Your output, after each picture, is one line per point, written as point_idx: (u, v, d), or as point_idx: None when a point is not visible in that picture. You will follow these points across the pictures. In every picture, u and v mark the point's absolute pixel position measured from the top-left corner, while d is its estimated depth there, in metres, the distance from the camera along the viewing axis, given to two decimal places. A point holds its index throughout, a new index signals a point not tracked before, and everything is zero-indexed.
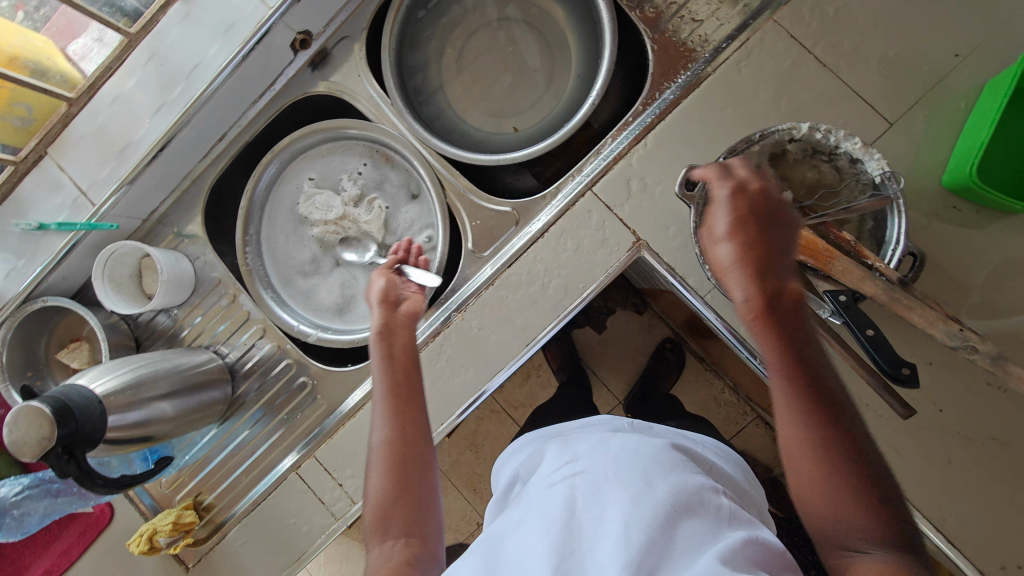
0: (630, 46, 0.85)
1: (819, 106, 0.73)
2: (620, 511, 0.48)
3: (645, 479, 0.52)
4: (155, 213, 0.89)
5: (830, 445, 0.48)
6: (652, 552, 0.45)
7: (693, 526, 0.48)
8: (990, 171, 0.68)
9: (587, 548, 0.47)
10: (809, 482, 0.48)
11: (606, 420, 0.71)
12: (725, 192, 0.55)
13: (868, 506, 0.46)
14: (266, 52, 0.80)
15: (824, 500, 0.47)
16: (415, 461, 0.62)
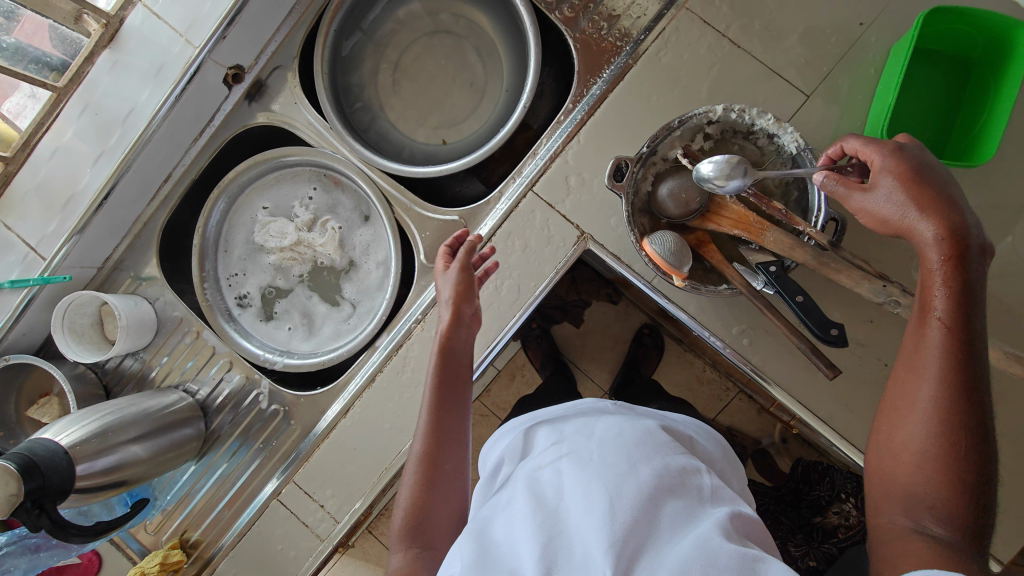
0: (557, 46, 0.87)
1: (739, 86, 0.75)
2: (603, 490, 0.48)
3: (627, 458, 0.52)
4: (110, 260, 0.90)
5: (967, 418, 0.42)
6: (634, 533, 0.46)
7: (671, 505, 0.49)
8: (903, 132, 0.71)
9: (572, 530, 0.47)
10: (914, 455, 0.43)
11: (589, 401, 0.70)
12: (885, 155, 0.52)
13: (970, 490, 0.41)
14: (199, 90, 0.81)
15: (907, 465, 0.44)
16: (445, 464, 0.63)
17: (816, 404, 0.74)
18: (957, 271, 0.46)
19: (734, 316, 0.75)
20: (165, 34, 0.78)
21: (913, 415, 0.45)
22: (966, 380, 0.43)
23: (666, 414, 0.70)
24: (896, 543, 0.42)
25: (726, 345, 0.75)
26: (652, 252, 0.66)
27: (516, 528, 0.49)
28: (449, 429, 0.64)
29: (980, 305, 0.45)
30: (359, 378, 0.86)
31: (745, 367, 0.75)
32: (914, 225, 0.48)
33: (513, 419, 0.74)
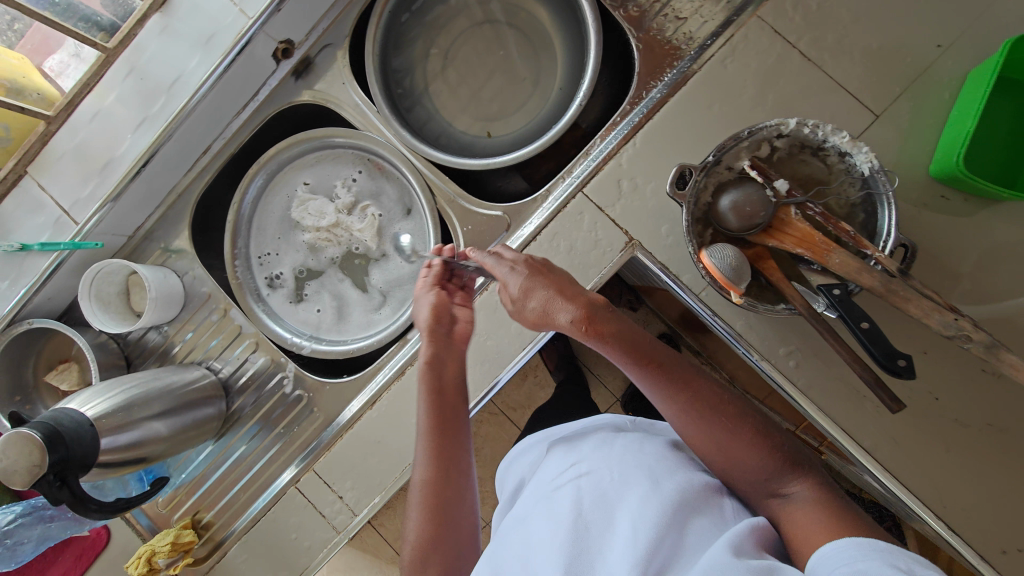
0: (616, 46, 0.85)
1: (806, 100, 0.73)
2: (628, 512, 0.48)
3: (650, 477, 0.51)
4: (141, 229, 0.88)
5: (738, 419, 0.55)
6: (662, 553, 0.44)
7: (698, 523, 0.48)
8: (975, 161, 0.68)
9: (601, 555, 0.47)
10: (736, 457, 0.53)
11: (609, 417, 0.70)
12: (506, 269, 0.66)
13: (796, 465, 0.52)
14: (248, 63, 0.79)
15: (740, 470, 0.53)
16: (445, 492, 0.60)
17: (859, 433, 0.72)
18: (623, 331, 0.59)
19: (782, 336, 0.73)
20: (219, 2, 0.75)
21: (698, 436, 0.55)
22: (683, 396, 0.56)
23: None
24: (788, 517, 0.50)
25: (772, 366, 0.73)
26: (710, 264, 0.64)
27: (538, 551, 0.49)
28: (453, 461, 0.62)
29: (659, 349, 0.60)
30: (387, 369, 0.84)
31: (789, 390, 0.73)
32: (561, 307, 0.61)
33: (529, 436, 0.75)
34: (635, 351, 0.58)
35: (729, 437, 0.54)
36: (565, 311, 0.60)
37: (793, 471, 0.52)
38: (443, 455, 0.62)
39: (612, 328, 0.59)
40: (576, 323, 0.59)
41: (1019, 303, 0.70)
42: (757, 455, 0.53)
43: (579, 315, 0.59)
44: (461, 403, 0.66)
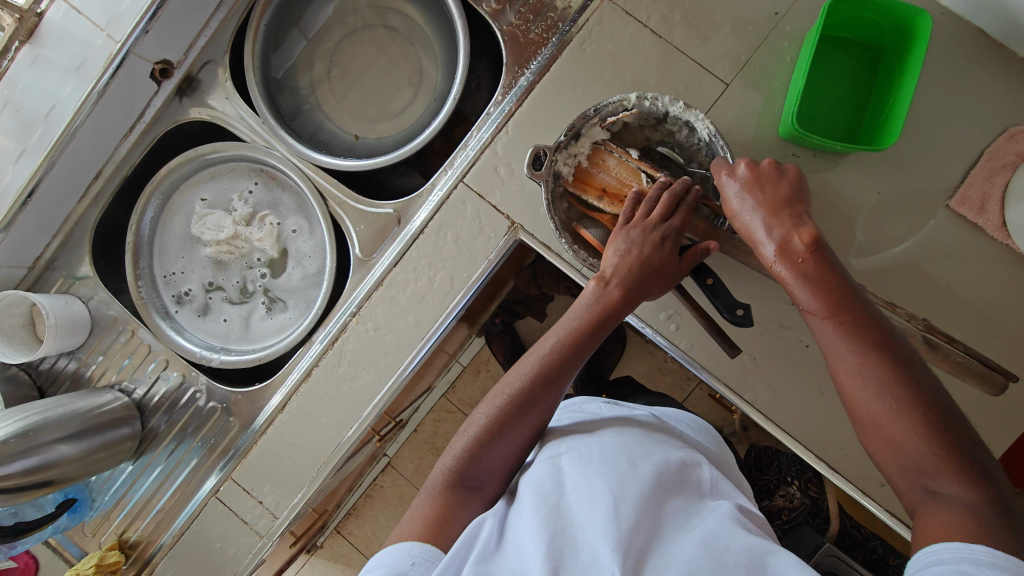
0: (489, 39, 0.88)
1: (662, 75, 0.77)
2: (607, 487, 0.49)
3: (629, 457, 0.53)
4: (42, 259, 0.89)
5: (902, 388, 0.46)
6: (639, 533, 0.46)
7: (672, 503, 0.50)
8: (817, 118, 0.72)
9: (578, 527, 0.47)
10: (878, 425, 0.47)
11: (580, 402, 0.69)
12: (726, 176, 0.60)
13: (945, 440, 0.45)
14: (125, 85, 0.80)
15: (895, 448, 0.46)
16: (530, 426, 0.58)
17: (741, 387, 0.75)
18: (803, 264, 0.52)
19: (661, 302, 0.77)
20: (86, 29, 0.77)
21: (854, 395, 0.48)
22: (871, 350, 0.48)
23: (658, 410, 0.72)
24: (927, 516, 0.44)
25: (654, 331, 0.76)
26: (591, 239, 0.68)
27: (521, 530, 0.49)
28: (554, 383, 0.59)
29: (844, 285, 0.50)
30: (297, 372, 0.86)
31: (673, 352, 0.77)
32: (758, 243, 0.56)
33: None
34: (824, 299, 0.50)
35: (894, 411, 0.46)
36: (767, 234, 0.55)
37: (941, 447, 0.44)
38: (550, 368, 0.59)
39: (814, 264, 0.52)
40: (776, 265, 0.54)
41: (874, 249, 0.75)
42: (921, 437, 0.45)
43: (780, 247, 0.53)
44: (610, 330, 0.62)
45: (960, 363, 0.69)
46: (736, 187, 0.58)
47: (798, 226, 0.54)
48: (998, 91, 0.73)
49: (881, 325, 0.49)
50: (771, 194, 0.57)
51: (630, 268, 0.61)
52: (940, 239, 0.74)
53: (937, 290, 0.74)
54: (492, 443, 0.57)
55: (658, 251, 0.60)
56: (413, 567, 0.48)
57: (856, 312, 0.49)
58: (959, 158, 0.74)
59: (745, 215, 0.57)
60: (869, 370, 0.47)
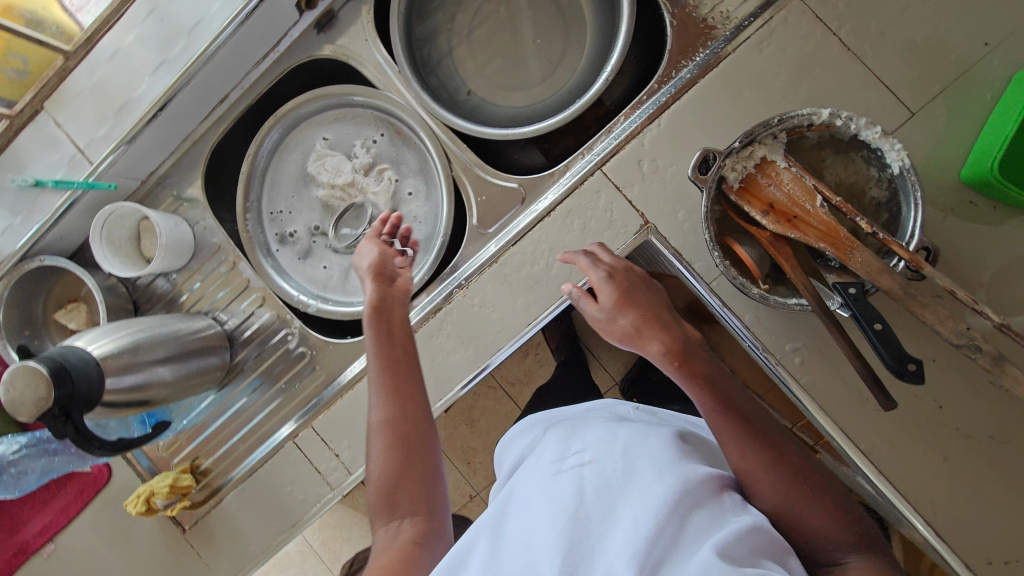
0: (649, 20, 0.82)
1: (840, 93, 0.71)
2: (630, 502, 0.45)
3: (654, 465, 0.49)
4: (154, 175, 0.87)
5: (784, 463, 0.53)
6: (658, 546, 0.42)
7: (702, 514, 0.46)
8: (1012, 169, 0.66)
9: (598, 543, 0.44)
10: (799, 508, 0.51)
11: (613, 407, 0.67)
12: (600, 275, 0.64)
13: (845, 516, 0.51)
14: (270, 11, 0.77)
15: (808, 522, 0.51)
16: (413, 435, 0.61)
17: (858, 435, 0.72)
18: (685, 367, 0.57)
19: (791, 332, 0.73)
20: None
21: (761, 480, 0.52)
22: (754, 436, 0.54)
23: (693, 417, 0.69)
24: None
25: (778, 362, 0.72)
26: (744, 256, 0.65)
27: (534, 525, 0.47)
28: (403, 393, 0.63)
29: (721, 380, 0.57)
30: None
31: (790, 386, 0.73)
32: (644, 346, 0.60)
33: (534, 414, 0.75)
34: (713, 392, 0.56)
35: (773, 473, 0.52)
36: (658, 338, 0.59)
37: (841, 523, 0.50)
38: (375, 376, 0.64)
39: (702, 366, 0.58)
40: (667, 360, 0.58)
41: None
42: (814, 509, 0.51)
43: (671, 348, 0.58)
44: (407, 340, 0.68)
45: None
46: (607, 288, 0.63)
47: (672, 332, 0.60)
48: None
49: (760, 413, 0.56)
50: (643, 304, 0.62)
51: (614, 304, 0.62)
52: None
53: None
54: (403, 466, 0.59)
55: (627, 283, 0.64)
56: None
57: (749, 405, 0.56)
58: None
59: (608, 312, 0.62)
60: (750, 449, 0.53)
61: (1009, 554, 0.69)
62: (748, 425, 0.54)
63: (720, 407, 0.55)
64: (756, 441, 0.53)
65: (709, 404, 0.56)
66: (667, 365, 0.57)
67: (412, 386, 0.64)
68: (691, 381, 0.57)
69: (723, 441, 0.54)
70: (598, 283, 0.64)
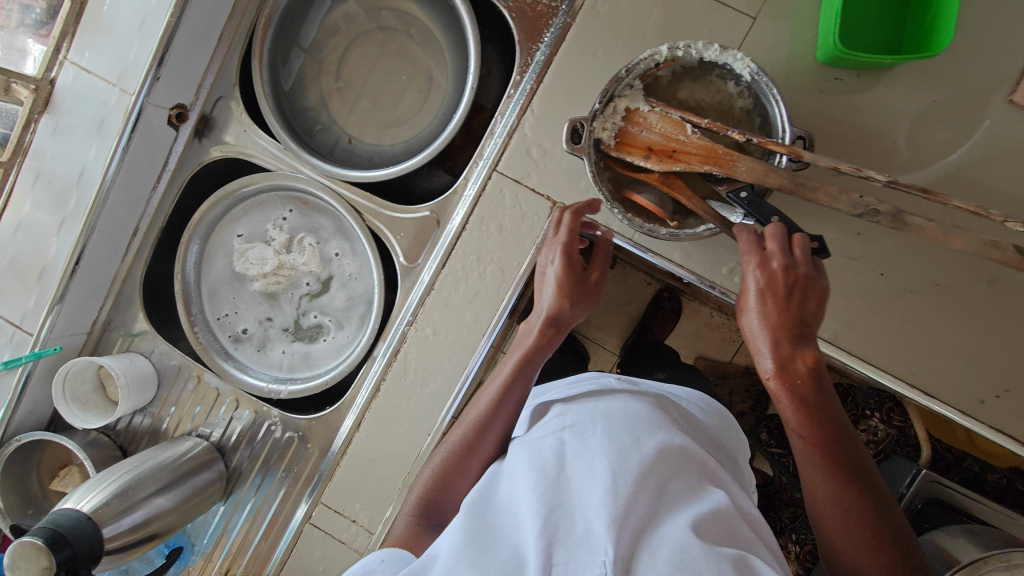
0: (493, 19, 0.85)
1: (684, 23, 0.73)
2: (606, 462, 0.45)
3: (632, 432, 0.48)
4: (98, 322, 0.89)
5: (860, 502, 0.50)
6: (633, 511, 0.42)
7: (674, 488, 0.46)
8: (856, 37, 0.69)
9: (575, 501, 0.44)
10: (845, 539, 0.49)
11: (593, 376, 0.66)
12: (750, 271, 0.55)
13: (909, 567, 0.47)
14: (146, 137, 0.80)
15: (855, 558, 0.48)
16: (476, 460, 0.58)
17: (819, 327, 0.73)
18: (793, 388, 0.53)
19: (721, 256, 0.74)
20: (99, 87, 0.76)
21: (821, 503, 0.51)
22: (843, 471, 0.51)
23: (679, 388, 0.68)
24: None
25: (719, 287, 0.74)
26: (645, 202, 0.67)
27: (518, 497, 0.46)
28: (498, 415, 0.59)
29: (829, 411, 0.53)
30: (364, 391, 0.85)
31: (737, 304, 0.75)
32: (755, 351, 0.55)
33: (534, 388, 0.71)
34: (812, 426, 0.52)
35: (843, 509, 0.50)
36: (763, 345, 0.54)
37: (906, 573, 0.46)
38: (501, 397, 0.60)
39: (813, 390, 0.52)
40: (772, 377, 0.53)
41: (932, 161, 0.71)
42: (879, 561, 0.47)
43: (775, 365, 0.53)
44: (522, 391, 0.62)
45: None
46: (754, 288, 0.54)
47: (803, 348, 0.53)
48: None
49: (860, 453, 0.52)
50: (787, 307, 0.53)
51: (763, 300, 0.54)
52: (1009, 136, 0.70)
53: (1013, 193, 0.70)
54: (451, 478, 0.57)
55: (780, 286, 0.53)
56: (383, 563, 0.48)
57: (841, 439, 0.52)
58: (1016, 48, 0.69)
59: (750, 318, 0.55)
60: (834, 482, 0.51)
61: (993, 387, 0.71)
62: (829, 462, 0.51)
63: (815, 434, 0.52)
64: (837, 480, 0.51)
65: (800, 432, 0.53)
66: (767, 380, 0.54)
67: (506, 423, 0.60)
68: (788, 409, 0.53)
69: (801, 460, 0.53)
70: (747, 275, 0.55)
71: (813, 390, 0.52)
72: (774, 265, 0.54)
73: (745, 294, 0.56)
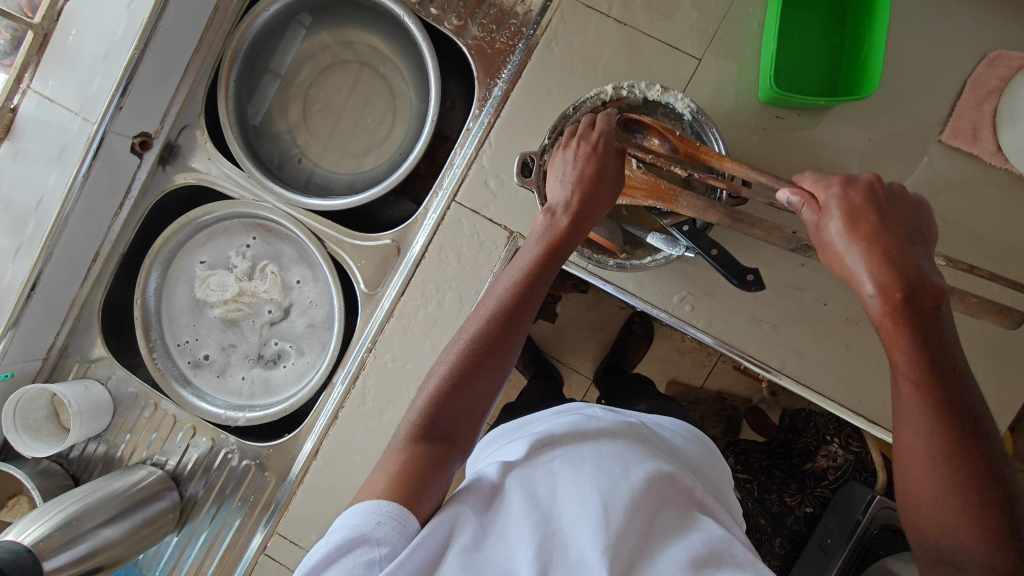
0: (455, 55, 0.88)
1: (634, 64, 0.77)
2: (596, 491, 0.46)
3: (621, 460, 0.49)
4: (54, 348, 0.88)
5: (966, 455, 0.44)
6: (626, 539, 0.43)
7: (665, 514, 0.48)
8: (792, 80, 0.73)
9: (567, 530, 0.44)
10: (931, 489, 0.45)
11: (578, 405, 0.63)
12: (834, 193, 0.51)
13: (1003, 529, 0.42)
14: (108, 163, 0.81)
15: (937, 511, 0.44)
16: (488, 355, 0.54)
17: (766, 355, 0.76)
18: (911, 323, 0.45)
19: (673, 285, 0.76)
20: (60, 114, 0.77)
21: (913, 452, 0.46)
22: (953, 412, 0.44)
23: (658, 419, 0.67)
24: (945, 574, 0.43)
25: (671, 315, 0.76)
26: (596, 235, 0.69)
27: (508, 524, 0.46)
28: (512, 302, 0.56)
29: (942, 357, 0.45)
30: (322, 417, 0.85)
31: (692, 332, 0.76)
32: (855, 282, 0.48)
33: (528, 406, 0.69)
34: (929, 374, 0.45)
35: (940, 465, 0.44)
36: (869, 277, 0.47)
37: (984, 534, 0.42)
38: (521, 279, 0.57)
39: (926, 331, 0.45)
40: (879, 313, 0.47)
41: None
42: (955, 502, 0.44)
43: (880, 294, 0.46)
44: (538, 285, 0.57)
45: (977, 303, 0.56)
46: (840, 214, 0.50)
47: (925, 277, 0.47)
48: (972, 18, 0.72)
49: (973, 406, 0.45)
50: (892, 230, 0.49)
51: (861, 205, 0.50)
52: (942, 173, 0.73)
53: (945, 229, 0.73)
54: (460, 384, 0.52)
55: (869, 207, 0.50)
56: (378, 526, 0.43)
57: (955, 391, 0.45)
58: (943, 91, 0.73)
59: (848, 255, 0.49)
60: (934, 430, 0.44)
61: None
62: (931, 400, 0.45)
63: (921, 380, 0.45)
64: (948, 434, 0.44)
65: (903, 374, 0.46)
66: (877, 316, 0.47)
67: (522, 308, 0.56)
68: (897, 353, 0.46)
69: (902, 408, 0.47)
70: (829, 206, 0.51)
71: (932, 322, 0.46)
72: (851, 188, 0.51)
73: (829, 227, 0.51)
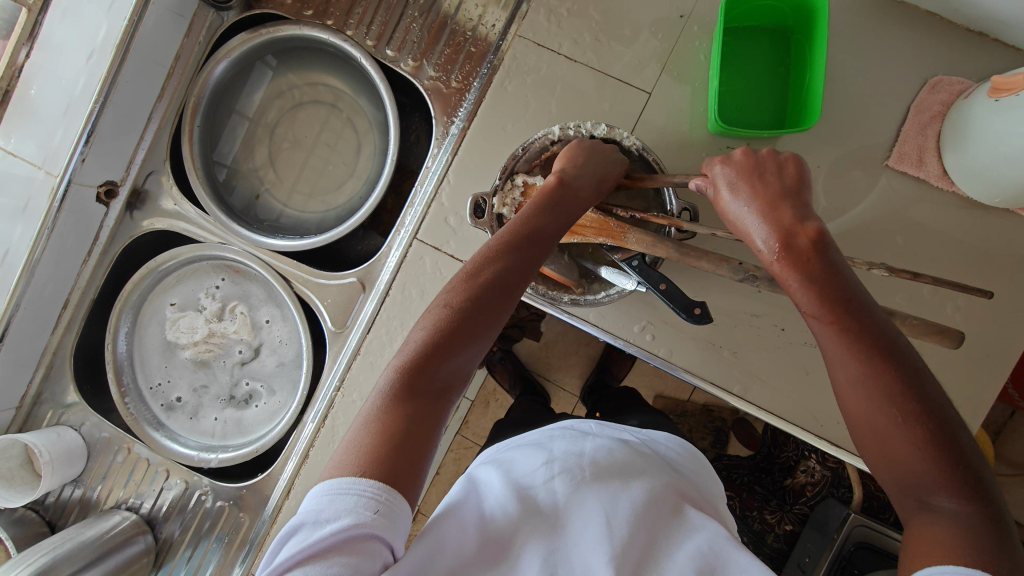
0: (414, 93, 0.90)
1: (586, 99, 0.78)
2: (599, 503, 0.46)
3: (620, 470, 0.50)
4: (27, 396, 0.89)
5: (894, 391, 0.44)
6: (631, 548, 0.44)
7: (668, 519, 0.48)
8: (739, 112, 0.74)
9: (573, 539, 0.45)
10: (871, 426, 0.45)
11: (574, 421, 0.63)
12: (720, 167, 0.57)
13: (945, 451, 0.42)
14: (74, 213, 0.82)
15: (891, 459, 0.44)
16: (485, 300, 0.53)
17: (727, 382, 0.76)
18: (798, 262, 0.48)
19: (633, 315, 0.77)
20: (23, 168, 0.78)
21: (848, 394, 0.46)
22: (870, 342, 0.45)
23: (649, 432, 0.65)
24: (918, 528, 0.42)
25: (631, 344, 0.76)
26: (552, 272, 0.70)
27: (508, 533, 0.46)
28: (512, 250, 0.55)
29: (842, 287, 0.47)
30: (293, 457, 0.86)
31: (654, 361, 0.77)
32: (752, 238, 0.52)
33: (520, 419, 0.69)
34: (825, 303, 0.46)
35: (876, 403, 0.44)
36: (759, 228, 0.51)
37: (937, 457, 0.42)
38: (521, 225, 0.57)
39: (817, 263, 0.48)
40: (774, 260, 0.50)
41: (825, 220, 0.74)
42: (915, 449, 0.43)
43: (770, 241, 0.50)
44: (539, 237, 0.57)
45: (919, 324, 0.56)
46: (727, 179, 0.56)
47: (802, 223, 0.50)
48: (911, 46, 0.73)
49: (893, 338, 0.46)
50: (764, 185, 0.54)
51: (740, 172, 0.56)
52: (893, 197, 0.74)
53: (900, 251, 0.73)
54: (455, 331, 0.51)
55: (752, 170, 0.55)
56: (376, 518, 0.41)
57: (859, 317, 0.46)
58: (887, 118, 0.74)
59: (737, 209, 0.54)
60: (858, 359, 0.45)
61: None
62: (845, 332, 0.46)
63: (830, 313, 0.46)
64: (866, 362, 0.45)
65: (808, 310, 0.48)
66: (770, 264, 0.50)
67: (522, 254, 0.55)
68: (793, 284, 0.48)
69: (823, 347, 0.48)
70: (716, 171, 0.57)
71: (819, 262, 0.48)
72: (735, 156, 0.57)
73: (719, 191, 0.57)
